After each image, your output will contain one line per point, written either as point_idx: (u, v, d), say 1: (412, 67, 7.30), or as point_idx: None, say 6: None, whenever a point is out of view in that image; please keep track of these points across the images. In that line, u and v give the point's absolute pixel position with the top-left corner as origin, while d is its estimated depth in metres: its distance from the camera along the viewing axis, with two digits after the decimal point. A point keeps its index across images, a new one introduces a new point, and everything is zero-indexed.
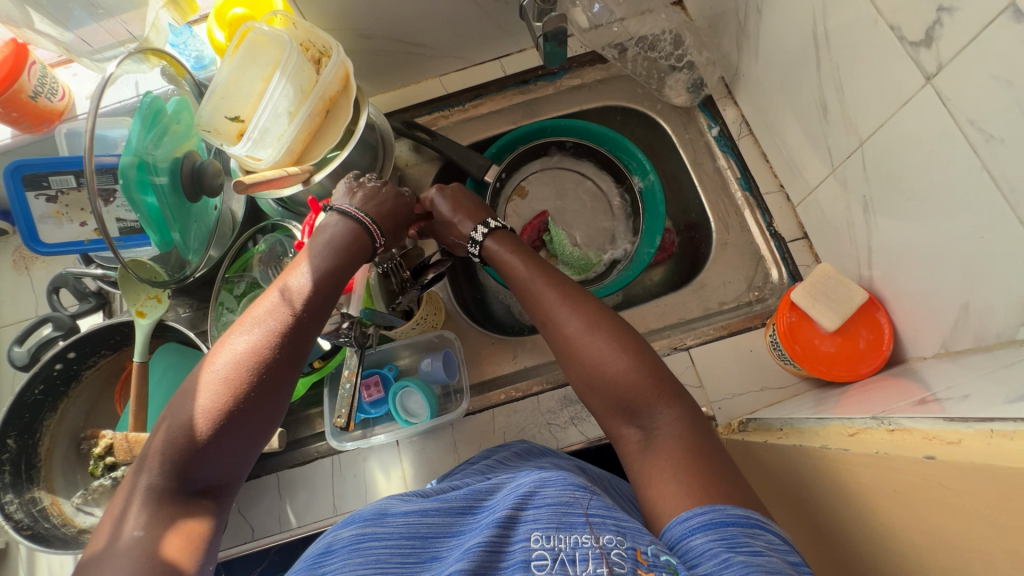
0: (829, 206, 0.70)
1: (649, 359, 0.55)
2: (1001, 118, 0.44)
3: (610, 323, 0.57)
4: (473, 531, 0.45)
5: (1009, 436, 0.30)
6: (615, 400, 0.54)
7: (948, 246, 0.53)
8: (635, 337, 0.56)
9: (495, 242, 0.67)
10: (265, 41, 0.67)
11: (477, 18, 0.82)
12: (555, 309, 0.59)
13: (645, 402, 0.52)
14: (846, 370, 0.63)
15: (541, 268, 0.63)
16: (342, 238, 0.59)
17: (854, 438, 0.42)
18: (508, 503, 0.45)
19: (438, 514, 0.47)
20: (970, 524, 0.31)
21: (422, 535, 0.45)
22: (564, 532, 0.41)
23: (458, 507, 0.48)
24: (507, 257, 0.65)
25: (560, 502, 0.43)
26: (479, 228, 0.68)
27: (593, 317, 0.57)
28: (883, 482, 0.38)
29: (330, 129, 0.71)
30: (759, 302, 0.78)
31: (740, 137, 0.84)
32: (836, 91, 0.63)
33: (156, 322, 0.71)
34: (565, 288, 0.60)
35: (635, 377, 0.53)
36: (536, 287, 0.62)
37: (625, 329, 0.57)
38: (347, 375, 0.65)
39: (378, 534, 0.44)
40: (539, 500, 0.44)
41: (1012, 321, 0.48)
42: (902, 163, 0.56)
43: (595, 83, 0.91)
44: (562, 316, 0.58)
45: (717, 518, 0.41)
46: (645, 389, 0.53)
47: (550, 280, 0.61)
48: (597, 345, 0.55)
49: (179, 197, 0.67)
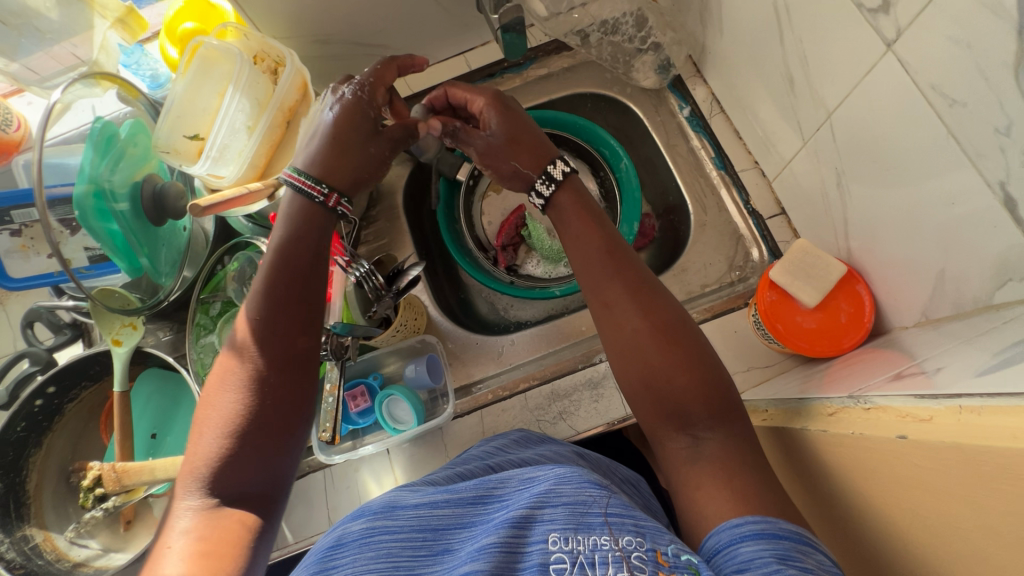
0: (804, 179, 0.69)
1: (705, 369, 0.50)
2: (961, 82, 0.43)
3: (673, 327, 0.53)
4: (484, 524, 0.44)
5: (976, 411, 0.29)
6: (669, 406, 0.50)
7: (921, 213, 0.52)
8: (700, 346, 0.52)
9: (566, 196, 0.62)
10: (217, 56, 0.66)
11: (434, 14, 0.80)
12: (614, 301, 0.55)
13: (698, 414, 0.49)
14: (828, 345, 0.63)
15: (598, 251, 0.58)
16: (299, 224, 0.57)
17: (832, 419, 0.41)
18: (523, 501, 0.44)
19: (448, 505, 0.45)
20: (948, 504, 0.30)
21: (433, 526, 0.44)
22: (583, 534, 0.40)
23: (467, 497, 0.46)
24: (569, 239, 0.60)
25: (578, 502, 0.43)
26: (557, 166, 0.62)
27: (654, 320, 0.53)
28: (861, 462, 0.37)
29: (292, 139, 0.70)
30: (741, 282, 0.77)
31: (712, 116, 0.83)
32: (801, 64, 0.62)
33: (132, 349, 0.70)
34: (632, 282, 0.55)
35: (691, 390, 0.49)
36: (596, 273, 0.57)
37: (690, 335, 0.52)
38: (328, 388, 0.65)
39: (391, 528, 0.43)
40: (555, 499, 0.43)
41: (988, 286, 0.48)
42: (869, 133, 0.55)
43: (562, 72, 0.89)
44: (627, 310, 0.54)
45: (769, 530, 0.39)
46: (704, 400, 0.49)
47: (618, 267, 0.57)
48: (661, 348, 0.51)
49: (144, 222, 0.65)
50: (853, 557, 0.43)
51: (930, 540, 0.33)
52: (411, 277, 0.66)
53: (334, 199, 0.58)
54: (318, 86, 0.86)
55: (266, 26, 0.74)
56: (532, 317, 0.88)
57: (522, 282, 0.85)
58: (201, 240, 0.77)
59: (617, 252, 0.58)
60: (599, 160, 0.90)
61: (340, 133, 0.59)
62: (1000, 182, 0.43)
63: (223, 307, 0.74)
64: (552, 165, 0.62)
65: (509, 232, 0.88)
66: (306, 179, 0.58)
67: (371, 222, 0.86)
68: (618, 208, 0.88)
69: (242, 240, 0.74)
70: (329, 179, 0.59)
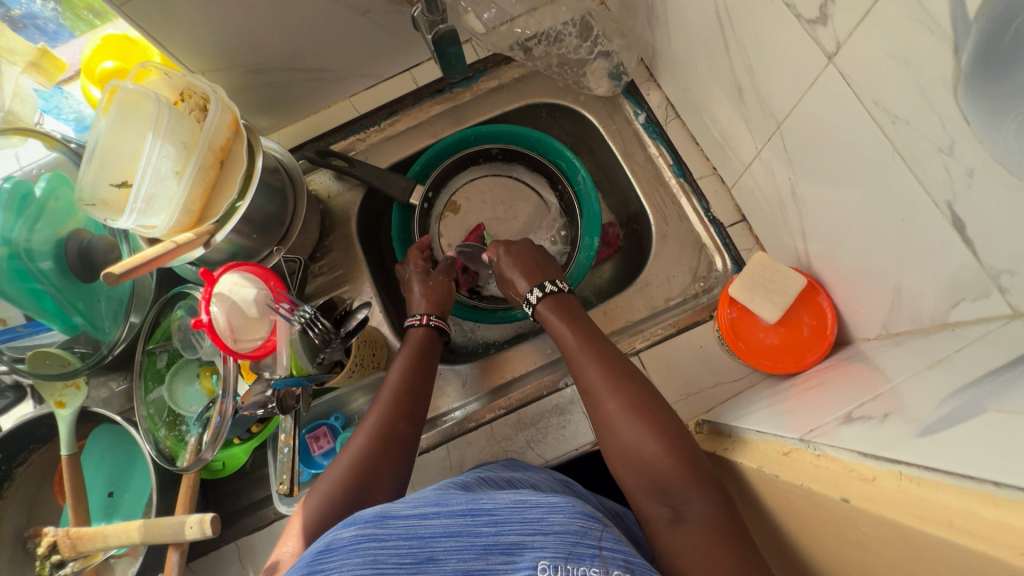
0: (760, 187, 0.68)
1: (682, 445, 0.55)
2: (902, 99, 0.41)
3: (649, 407, 0.58)
4: (470, 536, 0.40)
5: (916, 482, 0.27)
6: (649, 479, 0.54)
7: (874, 227, 0.51)
8: (676, 427, 0.57)
9: (546, 305, 0.71)
10: (136, 98, 0.62)
11: (371, 33, 0.77)
12: (598, 385, 0.61)
13: (678, 483, 0.52)
14: (791, 362, 0.61)
15: (583, 339, 0.65)
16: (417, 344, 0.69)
17: (787, 460, 0.40)
18: (513, 521, 0.41)
19: (439, 517, 0.41)
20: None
21: (420, 536, 0.39)
22: (572, 563, 0.39)
23: (459, 509, 0.41)
24: (558, 332, 0.68)
25: (569, 531, 0.41)
26: (536, 291, 0.71)
27: (637, 401, 0.59)
28: (816, 516, 0.35)
29: (228, 179, 0.66)
30: (705, 293, 0.75)
31: (667, 121, 0.80)
32: (747, 72, 0.59)
33: (77, 411, 0.66)
34: (612, 366, 0.62)
35: (670, 462, 0.53)
36: (581, 359, 0.64)
37: (664, 415, 0.58)
38: (283, 439, 0.63)
39: (379, 539, 0.38)
40: (545, 526, 0.41)
41: (943, 304, 0.46)
42: (818, 145, 0.53)
43: (513, 82, 0.86)
44: (602, 393, 0.60)
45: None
46: (678, 472, 0.52)
47: (597, 354, 0.64)
48: (634, 427, 0.57)
49: (72, 281, 0.63)
50: None
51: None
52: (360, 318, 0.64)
53: (426, 320, 0.70)
54: (259, 115, 0.82)
55: (191, 60, 0.70)
56: (499, 337, 0.87)
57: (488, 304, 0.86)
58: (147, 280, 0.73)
59: (597, 340, 0.66)
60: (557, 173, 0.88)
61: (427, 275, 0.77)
62: (948, 203, 0.41)
63: (170, 359, 0.70)
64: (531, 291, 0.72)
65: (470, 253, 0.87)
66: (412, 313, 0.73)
67: (324, 253, 0.83)
68: (580, 223, 0.86)
69: (182, 289, 0.70)
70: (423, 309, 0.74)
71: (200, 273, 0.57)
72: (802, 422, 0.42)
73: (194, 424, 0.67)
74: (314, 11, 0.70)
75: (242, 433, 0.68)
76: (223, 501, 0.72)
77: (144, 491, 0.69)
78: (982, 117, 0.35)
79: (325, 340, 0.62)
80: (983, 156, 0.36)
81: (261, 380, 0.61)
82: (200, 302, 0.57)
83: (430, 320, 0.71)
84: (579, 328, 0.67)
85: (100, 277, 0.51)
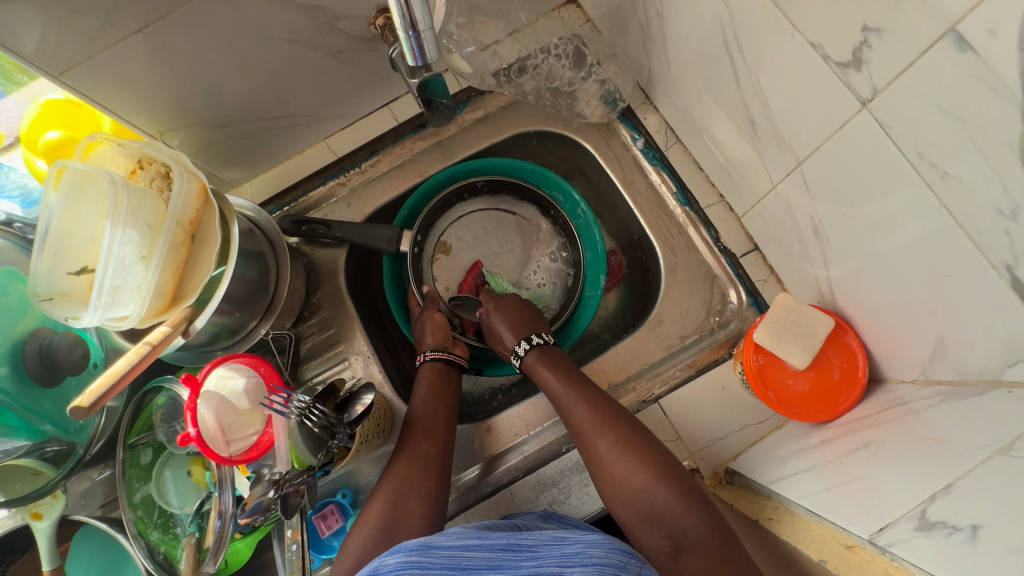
0: (776, 219, 0.64)
1: (673, 473, 0.55)
2: (954, 155, 0.37)
3: (637, 438, 0.58)
4: (511, 568, 0.40)
5: None
6: (646, 512, 0.53)
7: (914, 276, 0.47)
8: (666, 456, 0.57)
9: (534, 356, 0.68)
10: (90, 175, 0.55)
11: (344, 73, 0.70)
12: (585, 424, 0.60)
13: (674, 510, 0.52)
14: (824, 409, 0.58)
15: (565, 376, 0.64)
16: (433, 377, 0.69)
17: (854, 556, 0.40)
18: (552, 556, 0.40)
19: (481, 548, 0.41)
20: None
21: (463, 565, 0.39)
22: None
23: (501, 543, 0.42)
24: (538, 370, 0.67)
25: (607, 564, 0.39)
26: (522, 343, 0.69)
27: (627, 434, 0.58)
28: None
29: (201, 255, 0.60)
30: (721, 328, 0.72)
31: (668, 147, 0.76)
32: (762, 107, 0.55)
33: (57, 520, 0.61)
34: (596, 401, 0.61)
35: (663, 491, 0.53)
36: (566, 398, 0.62)
37: (652, 444, 0.57)
38: (290, 536, 0.58)
39: (424, 565, 0.38)
40: (583, 558, 0.39)
41: (995, 362, 0.43)
42: (848, 186, 0.50)
43: (500, 111, 0.80)
44: (590, 431, 0.59)
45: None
46: (673, 501, 0.52)
47: (581, 390, 0.62)
48: (624, 462, 0.56)
49: (34, 387, 0.56)
50: None
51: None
52: (364, 403, 0.58)
53: (423, 357, 0.71)
54: (227, 167, 0.76)
55: (146, 121, 0.63)
56: (506, 381, 0.82)
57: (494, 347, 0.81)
58: None
59: (578, 376, 0.64)
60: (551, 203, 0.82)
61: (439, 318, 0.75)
62: (1007, 266, 0.38)
63: (155, 452, 0.64)
64: (518, 343, 0.69)
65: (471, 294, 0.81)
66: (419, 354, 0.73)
67: (314, 311, 0.77)
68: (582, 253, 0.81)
69: (159, 381, 0.63)
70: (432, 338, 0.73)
71: (181, 379, 0.51)
72: (862, 511, 0.41)
73: (189, 522, 0.62)
74: (280, 58, 0.63)
75: (244, 526, 0.62)
76: None
77: None
78: None
79: (327, 430, 0.55)
80: None
81: (262, 482, 0.55)
82: (183, 411, 0.51)
83: (427, 354, 0.72)
84: (561, 366, 0.66)
85: (68, 415, 0.43)
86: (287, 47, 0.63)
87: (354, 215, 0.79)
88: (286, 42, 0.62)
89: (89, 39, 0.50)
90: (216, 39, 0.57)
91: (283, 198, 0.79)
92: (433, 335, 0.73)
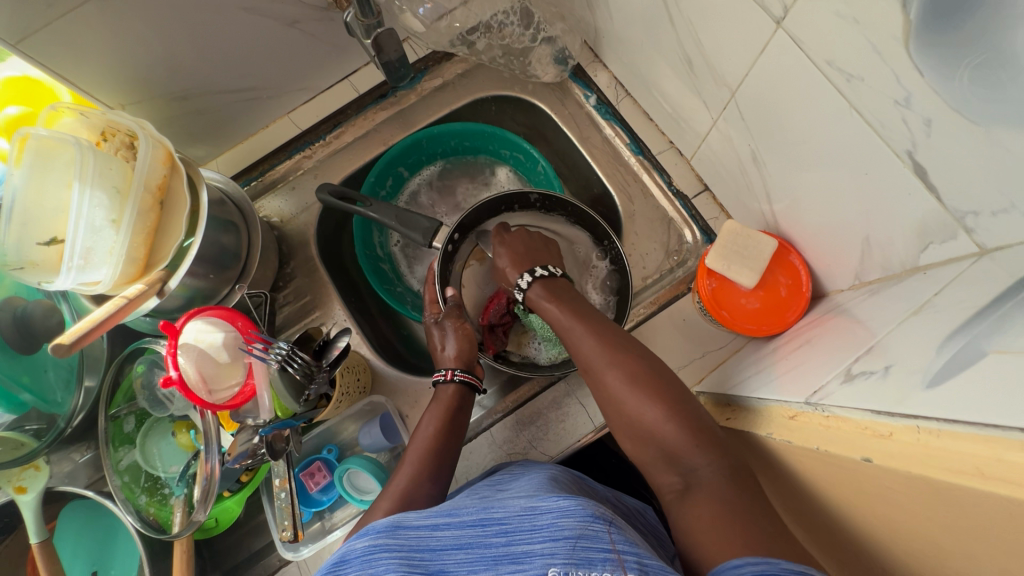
0: (720, 155, 0.68)
1: (686, 408, 0.51)
2: (853, 57, 0.42)
3: (649, 370, 0.54)
4: (480, 547, 0.42)
5: (935, 434, 0.28)
6: (655, 449, 0.50)
7: (838, 183, 0.52)
8: (681, 391, 0.52)
9: (537, 289, 0.65)
10: (53, 144, 0.56)
11: (301, 43, 0.72)
12: (595, 359, 0.56)
13: (682, 446, 0.48)
14: (774, 322, 0.63)
15: (572, 310, 0.60)
16: (451, 402, 0.64)
17: (794, 424, 0.42)
18: (522, 530, 0.42)
19: (450, 527, 0.43)
20: (940, 523, 0.29)
21: (432, 547, 0.42)
22: (583, 570, 0.39)
23: (470, 519, 0.43)
24: (544, 304, 0.63)
25: (577, 535, 0.41)
26: (525, 276, 0.65)
27: (638, 367, 0.54)
28: (840, 475, 0.37)
29: (171, 220, 0.61)
30: (680, 266, 0.76)
31: (619, 101, 0.80)
32: (695, 44, 0.60)
33: (41, 492, 0.62)
34: (606, 334, 0.57)
35: (674, 429, 0.49)
36: (575, 333, 0.58)
37: (665, 379, 0.53)
38: (278, 484, 0.60)
39: (393, 548, 0.41)
40: (553, 531, 0.41)
41: (912, 248, 0.47)
42: (775, 107, 0.54)
43: (458, 78, 0.84)
44: (599, 367, 0.55)
45: (768, 570, 0.35)
46: (682, 440, 0.49)
47: (591, 325, 0.58)
48: (634, 397, 0.52)
49: (14, 355, 0.58)
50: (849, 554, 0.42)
51: (926, 550, 0.32)
52: (340, 345, 0.61)
53: (451, 375, 0.65)
54: (191, 144, 0.77)
55: (107, 94, 0.64)
56: None
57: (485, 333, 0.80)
58: (96, 339, 0.68)
59: (588, 311, 0.60)
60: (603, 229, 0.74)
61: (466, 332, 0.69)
62: (909, 152, 0.42)
63: (138, 420, 0.65)
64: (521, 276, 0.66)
65: (497, 310, 0.75)
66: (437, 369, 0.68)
67: (288, 280, 0.79)
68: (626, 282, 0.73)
69: (139, 343, 0.65)
70: (451, 360, 0.67)
71: (161, 326, 0.52)
72: (799, 385, 0.45)
73: (177, 485, 0.63)
74: (236, 28, 0.66)
75: (233, 484, 0.64)
76: (221, 558, 0.67)
77: (134, 562, 0.63)
78: (934, 69, 0.37)
79: (308, 375, 0.57)
80: (939, 104, 0.38)
81: (246, 428, 0.57)
82: (165, 358, 0.53)
83: (456, 373, 0.65)
84: (568, 302, 0.61)
85: (50, 351, 0.49)
86: (244, 16, 0.65)
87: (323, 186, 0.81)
88: (242, 10, 0.64)
89: (46, 6, 0.52)
90: (170, 7, 0.59)
91: (251, 173, 0.80)
92: (457, 347, 0.68)
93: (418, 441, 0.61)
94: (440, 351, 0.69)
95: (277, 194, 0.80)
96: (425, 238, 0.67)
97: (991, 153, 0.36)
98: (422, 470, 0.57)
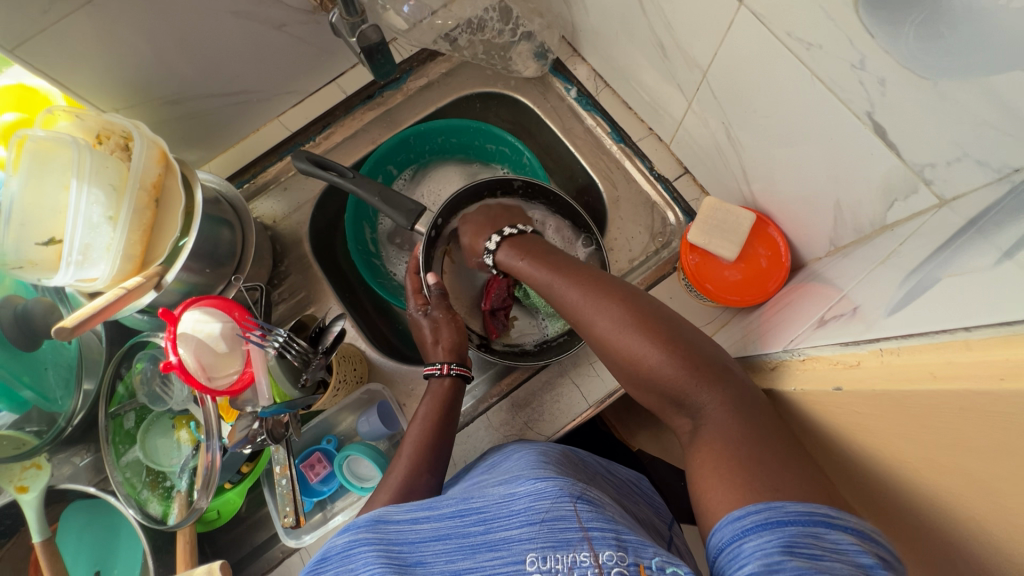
0: (697, 135, 0.71)
1: (684, 346, 0.51)
2: (811, 26, 0.45)
3: (640, 314, 0.54)
4: (458, 537, 0.42)
5: (896, 352, 0.33)
6: (660, 392, 0.51)
7: (806, 153, 0.54)
8: (678, 329, 0.53)
9: (506, 251, 0.69)
10: (50, 146, 0.57)
11: (289, 46, 0.75)
12: (585, 309, 0.57)
13: (685, 386, 0.49)
14: (756, 292, 0.65)
15: (551, 266, 0.62)
16: (443, 392, 0.64)
17: (775, 372, 0.47)
18: (500, 517, 0.43)
19: (429, 519, 0.44)
20: (930, 441, 0.31)
21: (410, 540, 0.43)
22: (562, 552, 0.40)
23: (450, 511, 0.44)
24: (518, 265, 0.66)
25: (554, 517, 0.42)
26: (492, 238, 0.69)
27: (627, 312, 0.54)
28: (835, 413, 0.38)
29: (167, 217, 0.63)
30: (665, 247, 0.79)
31: (599, 92, 0.83)
32: (666, 29, 0.62)
33: (43, 491, 0.62)
34: (591, 285, 0.58)
35: (671, 369, 0.50)
36: (559, 289, 0.60)
37: (656, 321, 0.53)
38: (279, 471, 0.60)
39: (373, 542, 0.42)
40: (531, 515, 0.42)
41: (880, 207, 0.49)
42: (743, 84, 0.57)
43: (442, 77, 0.86)
44: (590, 318, 0.56)
45: (773, 517, 0.36)
46: (682, 378, 0.49)
47: (577, 277, 0.59)
48: (627, 343, 0.53)
49: (13, 352, 0.60)
50: (841, 493, 0.44)
51: (913, 472, 0.34)
52: (335, 332, 0.63)
53: (446, 369, 0.65)
54: (183, 149, 0.79)
55: (101, 99, 0.66)
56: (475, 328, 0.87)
57: (471, 320, 0.80)
58: (95, 342, 0.69)
59: (573, 266, 0.61)
60: (586, 222, 0.76)
61: (457, 320, 0.71)
62: (868, 113, 0.45)
63: (138, 417, 0.66)
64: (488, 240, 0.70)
65: (500, 295, 0.77)
66: (431, 363, 0.68)
67: (283, 278, 0.81)
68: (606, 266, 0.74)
69: (140, 339, 0.66)
70: (443, 355, 0.68)
71: (160, 313, 0.53)
72: (780, 338, 0.50)
73: (180, 477, 0.63)
74: (226, 31, 0.68)
75: (233, 476, 0.65)
76: (225, 553, 0.68)
77: (136, 561, 0.63)
78: (884, 30, 0.39)
79: (304, 361, 0.61)
80: (892, 64, 0.40)
81: (245, 415, 0.59)
82: (165, 344, 0.54)
83: (452, 366, 0.66)
84: (542, 259, 0.64)
85: (52, 333, 0.52)
86: (232, 19, 0.67)
87: (314, 185, 0.83)
88: (230, 14, 0.66)
89: (41, 13, 0.54)
90: (162, 13, 0.62)
91: (243, 175, 0.82)
92: (449, 338, 0.69)
93: (411, 433, 0.61)
94: (433, 343, 0.70)
95: (269, 195, 0.82)
96: (408, 221, 0.68)
97: (940, 104, 0.38)
98: (422, 461, 0.57)
